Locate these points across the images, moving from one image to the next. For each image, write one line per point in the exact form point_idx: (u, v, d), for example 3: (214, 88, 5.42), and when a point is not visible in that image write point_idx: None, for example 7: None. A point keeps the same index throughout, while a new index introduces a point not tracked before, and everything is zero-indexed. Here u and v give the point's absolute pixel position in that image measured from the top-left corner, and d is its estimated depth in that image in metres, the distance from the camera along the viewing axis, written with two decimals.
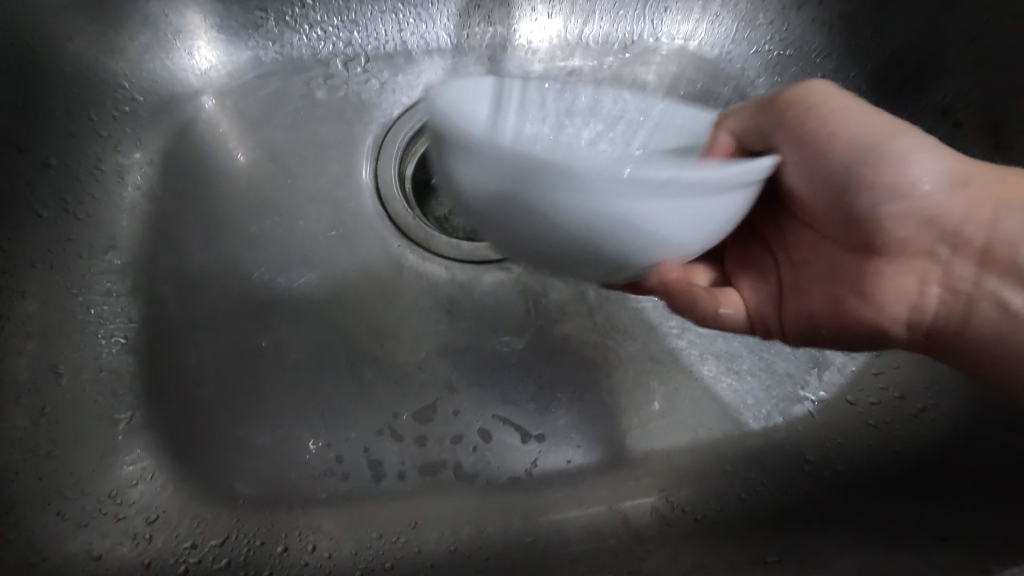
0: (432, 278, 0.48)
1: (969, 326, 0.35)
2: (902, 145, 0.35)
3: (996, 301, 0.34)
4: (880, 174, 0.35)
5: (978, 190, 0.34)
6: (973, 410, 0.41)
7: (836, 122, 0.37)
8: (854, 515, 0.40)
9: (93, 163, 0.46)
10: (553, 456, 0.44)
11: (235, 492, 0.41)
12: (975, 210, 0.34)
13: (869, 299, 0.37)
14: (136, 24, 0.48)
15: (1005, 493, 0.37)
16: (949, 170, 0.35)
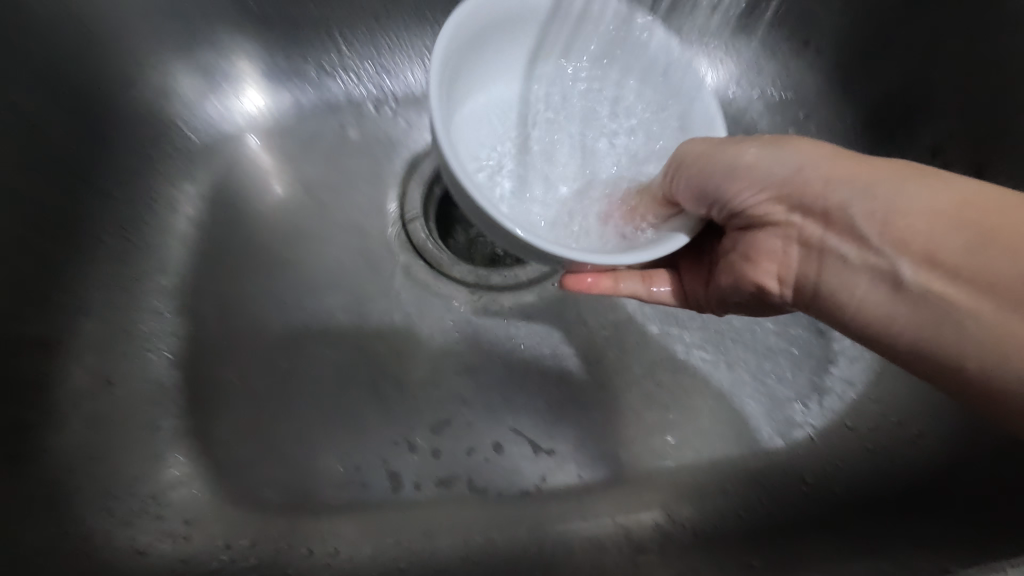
0: (452, 302, 0.52)
1: (824, 283, 0.35)
2: (745, 158, 0.37)
3: (839, 259, 0.34)
4: (741, 178, 0.37)
5: (816, 172, 0.35)
6: (969, 429, 0.43)
7: (706, 159, 0.37)
8: (849, 529, 0.41)
9: (149, 194, 0.51)
10: (562, 471, 0.46)
11: (264, 498, 0.44)
12: (819, 190, 0.35)
13: (751, 260, 0.39)
14: (192, 71, 0.53)
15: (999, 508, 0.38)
16: (789, 161, 0.36)
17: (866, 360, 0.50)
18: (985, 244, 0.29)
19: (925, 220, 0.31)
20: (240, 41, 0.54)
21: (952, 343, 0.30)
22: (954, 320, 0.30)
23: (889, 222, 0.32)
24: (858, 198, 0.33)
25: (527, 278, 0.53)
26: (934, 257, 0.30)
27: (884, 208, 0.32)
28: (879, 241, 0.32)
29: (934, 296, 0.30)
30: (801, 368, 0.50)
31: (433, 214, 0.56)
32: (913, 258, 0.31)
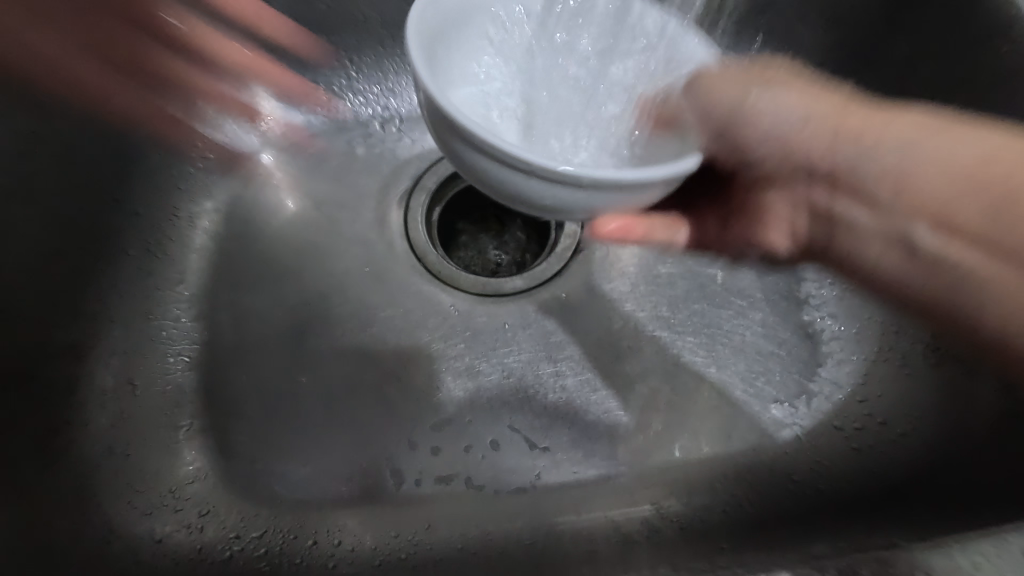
0: (452, 309, 0.54)
1: (838, 239, 0.44)
2: (765, 111, 0.41)
3: (850, 220, 0.42)
4: (756, 126, 0.41)
5: (830, 126, 0.40)
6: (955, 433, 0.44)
7: (734, 100, 0.40)
8: (827, 521, 0.43)
9: (171, 208, 0.55)
10: (556, 468, 0.48)
11: (274, 493, 0.47)
12: (841, 143, 0.40)
13: (762, 225, 0.48)
14: (211, 94, 0.57)
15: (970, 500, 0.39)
16: (800, 116, 0.41)
17: (853, 363, 0.51)
18: (977, 189, 0.35)
19: (943, 179, 0.37)
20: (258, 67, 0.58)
21: (911, 284, 0.40)
22: (960, 253, 0.37)
23: (906, 178, 0.38)
24: (870, 155, 0.39)
25: (524, 285, 0.56)
26: (946, 207, 0.37)
27: (897, 167, 0.38)
28: (895, 194, 0.38)
29: (949, 237, 0.37)
30: (790, 370, 0.52)
31: (435, 227, 0.59)
32: (926, 206, 0.37)
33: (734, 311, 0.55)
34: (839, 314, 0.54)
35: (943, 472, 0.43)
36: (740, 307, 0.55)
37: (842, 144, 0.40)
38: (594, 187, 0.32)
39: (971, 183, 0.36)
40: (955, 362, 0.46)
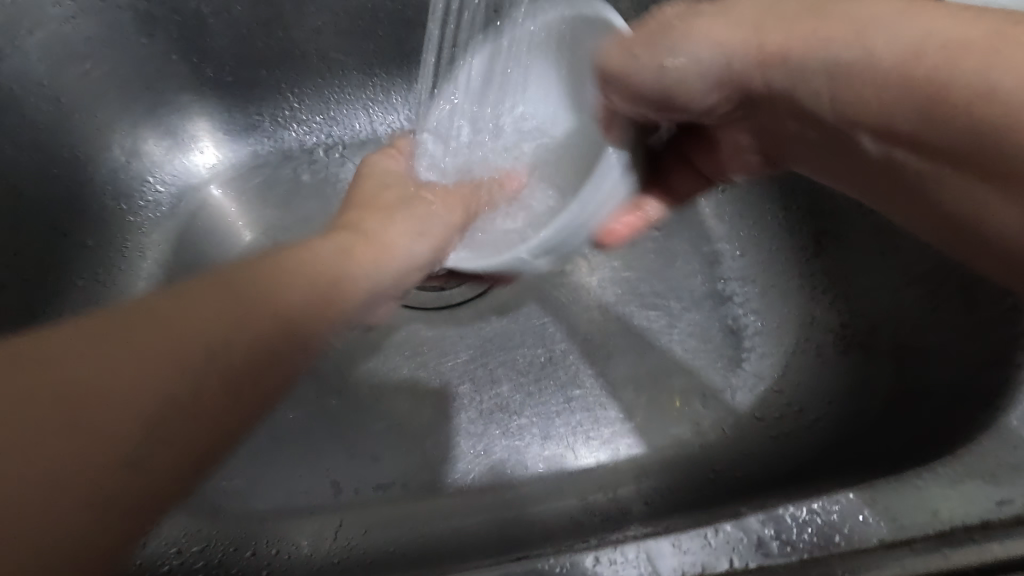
0: (391, 323, 0.57)
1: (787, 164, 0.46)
2: (671, 60, 0.39)
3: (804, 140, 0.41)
4: (670, 77, 0.40)
5: (750, 47, 0.37)
6: (854, 417, 0.47)
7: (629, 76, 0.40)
8: (732, 496, 0.44)
9: (121, 242, 0.59)
10: (490, 470, 0.50)
11: (218, 507, 0.48)
12: (789, 53, 0.36)
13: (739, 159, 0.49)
14: (157, 130, 0.60)
15: (875, 456, 0.41)
16: (719, 47, 0.38)
17: (775, 355, 0.53)
18: (930, 118, 0.30)
19: (913, 42, 0.31)
20: (200, 103, 0.61)
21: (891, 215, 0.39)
22: (944, 129, 0.30)
23: (861, 60, 0.33)
24: (794, 77, 0.36)
25: (463, 296, 0.58)
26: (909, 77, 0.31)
27: (846, 69, 0.34)
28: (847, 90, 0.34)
29: (925, 116, 0.31)
30: (715, 365, 0.54)
31: None
32: (874, 88, 0.33)
33: (662, 312, 0.57)
34: (762, 311, 0.55)
35: (864, 423, 0.45)
36: (670, 309, 0.57)
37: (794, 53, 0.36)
38: (589, 213, 0.39)
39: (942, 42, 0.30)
40: (859, 350, 0.49)
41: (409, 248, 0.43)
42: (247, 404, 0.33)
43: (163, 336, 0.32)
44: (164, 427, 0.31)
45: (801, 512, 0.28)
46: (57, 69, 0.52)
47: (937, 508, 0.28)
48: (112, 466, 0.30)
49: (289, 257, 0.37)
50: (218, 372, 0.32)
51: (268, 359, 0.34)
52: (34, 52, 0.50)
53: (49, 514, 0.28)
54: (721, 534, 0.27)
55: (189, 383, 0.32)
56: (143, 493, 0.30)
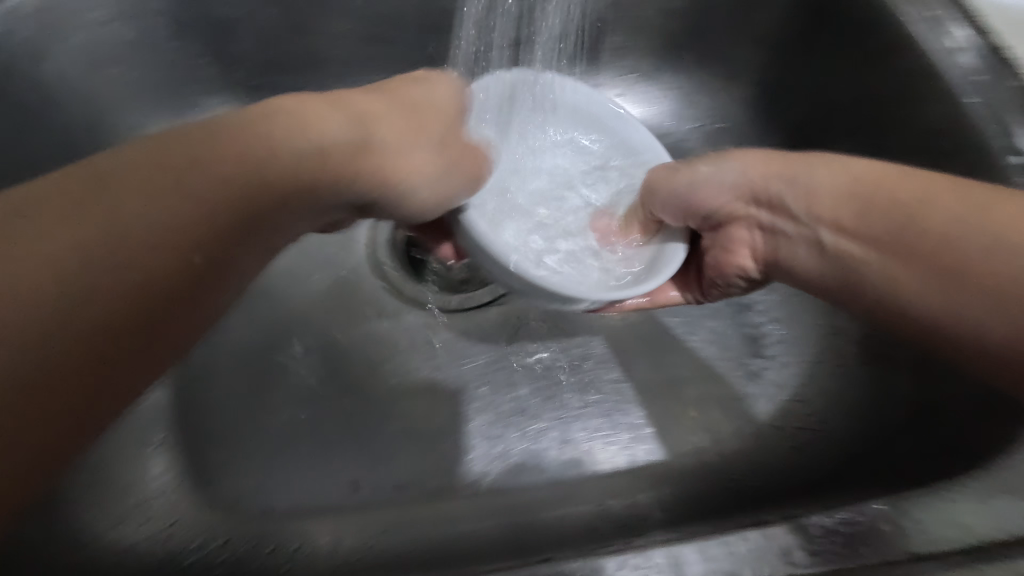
0: (411, 325, 0.57)
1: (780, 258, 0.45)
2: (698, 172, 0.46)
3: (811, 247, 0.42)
4: (695, 195, 0.46)
5: (753, 180, 0.44)
6: (870, 436, 0.47)
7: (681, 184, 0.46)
8: (744, 508, 0.44)
9: None
10: (508, 474, 0.50)
11: (238, 502, 0.49)
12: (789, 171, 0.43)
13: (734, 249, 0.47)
14: (186, 129, 0.61)
15: (887, 476, 0.41)
16: (742, 171, 0.45)
17: (796, 365, 0.53)
18: (902, 227, 0.37)
19: (907, 188, 0.38)
20: (228, 105, 0.62)
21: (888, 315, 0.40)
22: (912, 251, 0.37)
23: (847, 189, 0.40)
24: (794, 183, 0.42)
25: (483, 299, 0.58)
26: (891, 208, 0.38)
27: (817, 187, 0.41)
28: (838, 203, 0.40)
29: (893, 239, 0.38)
30: (735, 374, 0.54)
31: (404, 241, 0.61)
32: (856, 209, 0.39)
33: (682, 319, 0.57)
34: (784, 320, 0.55)
35: (879, 444, 0.46)
36: (691, 316, 0.57)
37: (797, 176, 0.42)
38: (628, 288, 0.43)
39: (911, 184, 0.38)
40: (882, 361, 0.49)
41: (411, 161, 0.38)
42: (258, 248, 0.33)
43: (105, 223, 0.28)
44: (29, 341, 0.25)
45: (829, 523, 0.27)
46: (92, 71, 0.53)
47: (968, 523, 0.28)
48: (144, 320, 0.29)
49: (265, 127, 0.33)
50: (216, 232, 0.30)
51: (182, 298, 0.30)
52: (71, 54, 0.52)
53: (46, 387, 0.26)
54: (747, 543, 0.27)
55: (209, 240, 0.30)
56: (107, 362, 0.28)
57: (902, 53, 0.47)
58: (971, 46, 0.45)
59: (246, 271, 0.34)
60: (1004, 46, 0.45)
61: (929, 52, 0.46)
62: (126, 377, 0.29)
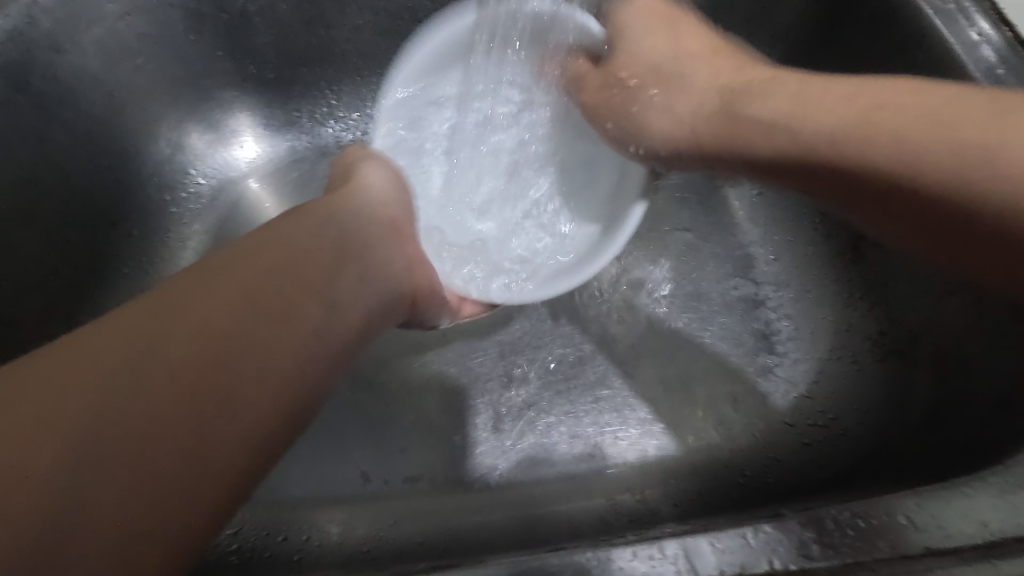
0: (421, 318, 0.57)
1: None
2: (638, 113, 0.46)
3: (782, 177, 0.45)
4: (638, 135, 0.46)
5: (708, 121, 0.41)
6: (885, 427, 0.46)
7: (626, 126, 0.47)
8: (763, 502, 0.44)
9: (163, 233, 0.61)
10: (517, 467, 0.51)
11: (249, 492, 0.49)
12: (735, 96, 0.40)
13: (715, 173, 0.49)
14: (200, 123, 0.62)
15: (909, 468, 0.40)
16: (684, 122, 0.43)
17: (808, 361, 0.53)
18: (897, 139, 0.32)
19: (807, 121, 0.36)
20: (242, 99, 0.63)
21: None
22: (905, 172, 0.32)
23: (794, 123, 0.37)
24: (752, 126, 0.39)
25: None
26: (851, 129, 0.34)
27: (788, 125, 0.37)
28: (769, 139, 0.38)
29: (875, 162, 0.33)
30: (745, 370, 0.54)
31: None
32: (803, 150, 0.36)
33: (692, 315, 0.56)
34: (793, 316, 0.55)
35: (896, 433, 0.45)
36: (701, 312, 0.56)
37: (737, 105, 0.40)
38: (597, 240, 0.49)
39: (841, 109, 0.35)
40: (897, 359, 0.48)
41: (365, 177, 0.45)
42: (336, 284, 0.36)
43: (212, 294, 0.30)
44: (149, 389, 0.27)
45: (845, 517, 0.27)
46: (110, 63, 0.54)
47: (987, 519, 0.27)
48: (298, 357, 0.32)
49: (286, 222, 0.36)
50: (303, 292, 0.33)
51: (298, 287, 0.33)
52: (90, 46, 0.52)
53: (230, 398, 0.28)
54: (761, 535, 0.27)
55: (302, 283, 0.33)
56: (287, 398, 0.31)
57: (920, 45, 0.47)
58: (993, 37, 0.44)
59: (325, 306, 0.34)
60: None
61: (947, 42, 0.45)
62: (268, 401, 0.30)
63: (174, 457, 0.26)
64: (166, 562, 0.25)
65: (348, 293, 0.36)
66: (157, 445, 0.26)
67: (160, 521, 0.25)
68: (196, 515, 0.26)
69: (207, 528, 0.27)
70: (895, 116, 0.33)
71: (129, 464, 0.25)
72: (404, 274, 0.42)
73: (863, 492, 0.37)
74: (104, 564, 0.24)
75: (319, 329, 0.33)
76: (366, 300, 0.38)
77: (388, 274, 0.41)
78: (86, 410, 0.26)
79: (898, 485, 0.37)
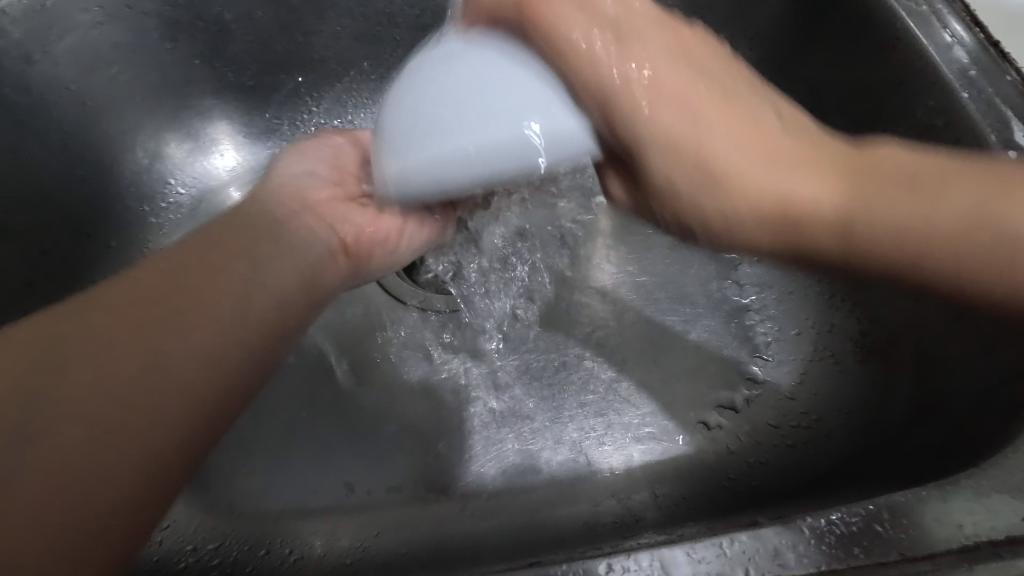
0: (406, 327, 0.57)
1: None
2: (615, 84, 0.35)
3: None
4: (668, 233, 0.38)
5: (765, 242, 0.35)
6: (867, 428, 0.46)
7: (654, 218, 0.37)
8: (748, 507, 0.44)
9: (142, 243, 0.60)
10: (502, 475, 0.50)
11: (233, 506, 0.49)
12: (803, 217, 0.33)
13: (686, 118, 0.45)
14: (179, 132, 0.61)
15: (892, 469, 0.40)
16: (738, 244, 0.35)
17: (792, 363, 0.53)
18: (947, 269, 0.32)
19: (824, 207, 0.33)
20: (221, 107, 0.62)
21: None
22: (941, 269, 0.32)
23: (808, 210, 0.33)
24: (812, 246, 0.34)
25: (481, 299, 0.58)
26: (889, 248, 0.32)
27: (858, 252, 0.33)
28: (775, 226, 0.33)
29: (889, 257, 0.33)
30: (730, 371, 0.54)
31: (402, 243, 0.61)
32: (822, 239, 0.34)
33: (677, 317, 0.56)
34: (777, 317, 0.55)
35: (879, 434, 0.45)
36: (686, 315, 0.56)
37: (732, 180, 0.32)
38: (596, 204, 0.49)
39: (849, 204, 0.33)
40: (879, 359, 0.48)
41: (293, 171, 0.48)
42: (259, 261, 0.40)
43: (120, 287, 0.36)
44: (69, 360, 0.32)
45: (818, 522, 0.27)
46: (83, 72, 0.53)
47: (962, 522, 0.27)
48: (219, 322, 0.36)
49: (215, 220, 0.42)
50: (197, 270, 0.37)
51: (229, 254, 0.39)
52: (61, 57, 0.51)
53: (165, 366, 0.34)
54: (736, 544, 0.27)
55: (205, 261, 0.38)
56: (217, 356, 0.35)
57: (894, 46, 0.47)
58: (966, 39, 0.45)
59: (242, 282, 0.38)
60: (996, 41, 0.45)
61: (920, 43, 0.45)
62: (200, 359, 0.35)
63: (119, 416, 0.32)
64: (128, 489, 0.31)
65: (278, 272, 0.41)
66: (106, 390, 0.32)
67: (101, 454, 0.31)
68: (142, 450, 0.32)
69: (161, 456, 0.32)
70: (905, 208, 0.32)
71: (99, 422, 0.31)
72: (322, 236, 0.45)
73: (847, 495, 0.37)
74: (64, 498, 0.29)
75: (238, 295, 0.38)
76: (294, 273, 0.41)
77: (306, 238, 0.44)
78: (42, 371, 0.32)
79: (883, 489, 0.37)
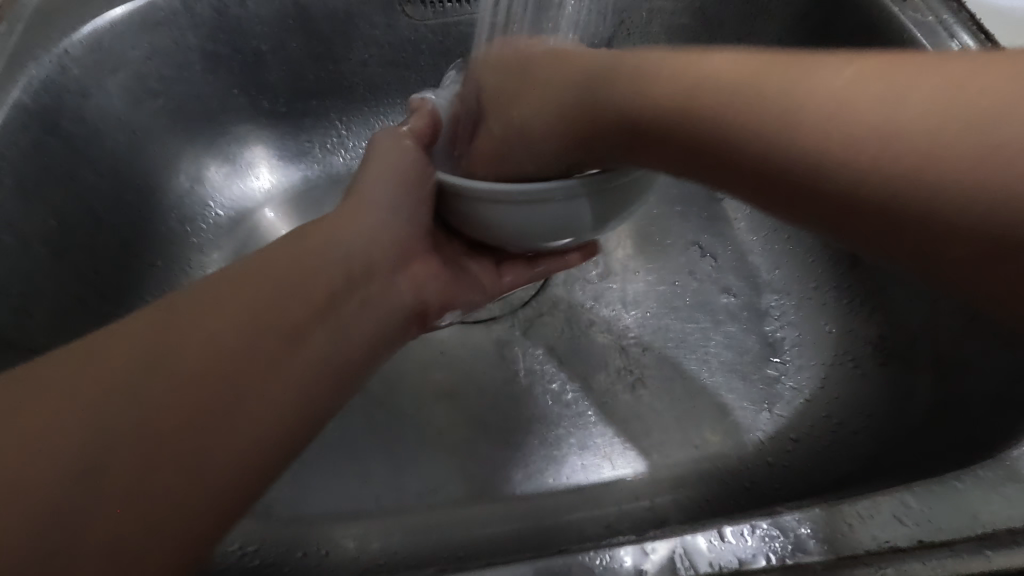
0: (434, 336, 0.59)
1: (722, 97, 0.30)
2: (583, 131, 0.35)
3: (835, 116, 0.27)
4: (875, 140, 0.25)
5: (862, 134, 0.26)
6: (884, 431, 0.46)
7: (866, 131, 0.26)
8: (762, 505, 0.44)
9: (183, 261, 0.63)
10: (531, 480, 0.52)
11: (270, 510, 0.50)
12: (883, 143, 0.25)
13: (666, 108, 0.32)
14: (217, 156, 0.65)
15: (908, 466, 0.41)
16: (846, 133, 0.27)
17: (813, 368, 0.54)
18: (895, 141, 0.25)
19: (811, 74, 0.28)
20: (257, 132, 0.66)
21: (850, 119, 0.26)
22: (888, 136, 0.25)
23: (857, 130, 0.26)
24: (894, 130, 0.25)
25: (505, 309, 0.60)
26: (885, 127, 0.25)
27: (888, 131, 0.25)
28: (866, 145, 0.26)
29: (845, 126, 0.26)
30: (750, 376, 0.55)
31: None
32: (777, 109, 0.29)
33: (698, 324, 0.58)
34: (796, 324, 0.56)
35: (892, 435, 0.45)
36: (704, 322, 0.58)
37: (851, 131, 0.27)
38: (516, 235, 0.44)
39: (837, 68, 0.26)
40: (897, 360, 0.49)
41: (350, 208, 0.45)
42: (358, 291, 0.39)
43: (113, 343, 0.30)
44: (161, 418, 0.28)
45: (835, 513, 0.28)
46: (133, 103, 0.57)
47: (979, 511, 0.28)
48: (315, 346, 0.35)
49: (324, 231, 0.39)
50: (308, 322, 0.35)
51: (341, 282, 0.38)
52: (115, 90, 0.56)
53: (234, 407, 0.30)
54: (757, 532, 0.28)
55: (342, 281, 0.38)
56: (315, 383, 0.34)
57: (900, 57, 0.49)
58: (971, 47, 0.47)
59: (358, 305, 0.39)
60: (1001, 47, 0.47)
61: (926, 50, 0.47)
62: (299, 383, 0.33)
63: (171, 490, 0.28)
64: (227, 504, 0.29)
65: (360, 296, 0.39)
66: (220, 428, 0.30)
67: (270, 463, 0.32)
68: (243, 478, 0.30)
69: (240, 492, 0.30)
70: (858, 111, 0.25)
71: (185, 478, 0.28)
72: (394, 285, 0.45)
73: (861, 487, 0.38)
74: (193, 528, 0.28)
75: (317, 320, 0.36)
76: (373, 301, 0.41)
77: (352, 246, 0.40)
78: (80, 486, 0.26)
79: (897, 480, 0.38)
